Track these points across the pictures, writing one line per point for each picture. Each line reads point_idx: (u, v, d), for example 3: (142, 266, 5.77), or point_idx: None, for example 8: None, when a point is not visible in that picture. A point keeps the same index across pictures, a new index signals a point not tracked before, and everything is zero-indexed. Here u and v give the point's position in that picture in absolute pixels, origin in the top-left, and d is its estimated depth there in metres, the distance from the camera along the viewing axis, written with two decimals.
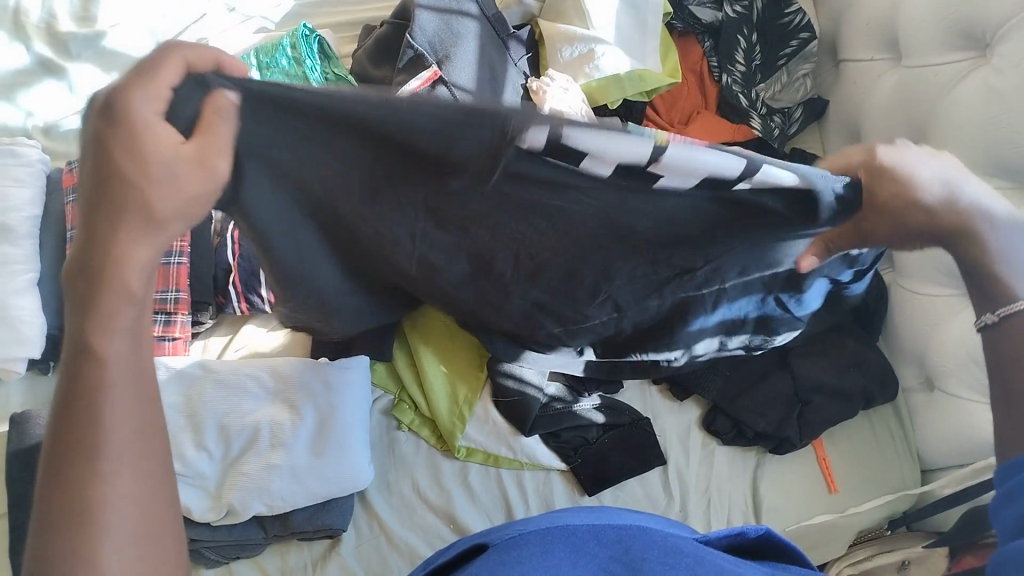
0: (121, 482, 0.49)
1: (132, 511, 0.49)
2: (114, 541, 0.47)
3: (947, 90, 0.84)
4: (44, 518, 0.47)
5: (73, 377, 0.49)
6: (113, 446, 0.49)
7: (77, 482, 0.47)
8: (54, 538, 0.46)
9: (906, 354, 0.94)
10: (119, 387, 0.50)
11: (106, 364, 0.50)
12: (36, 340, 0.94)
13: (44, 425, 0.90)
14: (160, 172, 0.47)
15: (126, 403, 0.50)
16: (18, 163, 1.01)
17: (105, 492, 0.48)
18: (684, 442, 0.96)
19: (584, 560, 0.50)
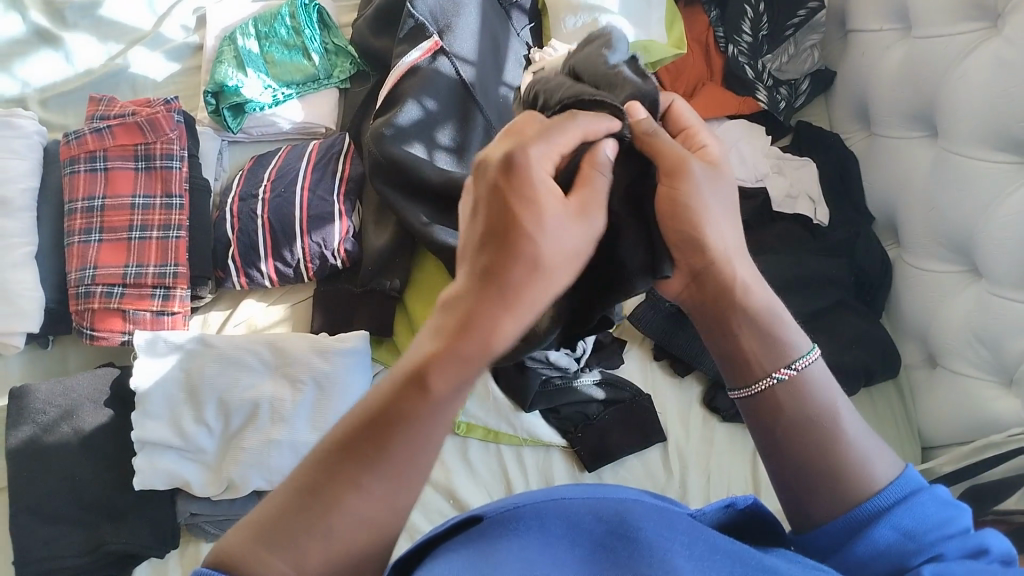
0: (360, 503, 0.43)
1: (368, 510, 0.43)
2: (345, 538, 0.42)
3: (956, 62, 0.82)
4: (281, 522, 0.43)
5: (388, 406, 0.43)
6: (367, 471, 0.43)
7: (330, 492, 0.43)
8: (294, 529, 0.42)
9: (910, 332, 0.94)
10: (435, 416, 0.43)
11: (431, 399, 0.42)
12: (34, 313, 0.93)
13: (42, 399, 0.90)
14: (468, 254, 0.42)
15: (428, 431, 0.43)
16: (14, 134, 0.99)
17: (351, 501, 0.43)
18: (685, 419, 0.96)
19: (580, 539, 0.49)
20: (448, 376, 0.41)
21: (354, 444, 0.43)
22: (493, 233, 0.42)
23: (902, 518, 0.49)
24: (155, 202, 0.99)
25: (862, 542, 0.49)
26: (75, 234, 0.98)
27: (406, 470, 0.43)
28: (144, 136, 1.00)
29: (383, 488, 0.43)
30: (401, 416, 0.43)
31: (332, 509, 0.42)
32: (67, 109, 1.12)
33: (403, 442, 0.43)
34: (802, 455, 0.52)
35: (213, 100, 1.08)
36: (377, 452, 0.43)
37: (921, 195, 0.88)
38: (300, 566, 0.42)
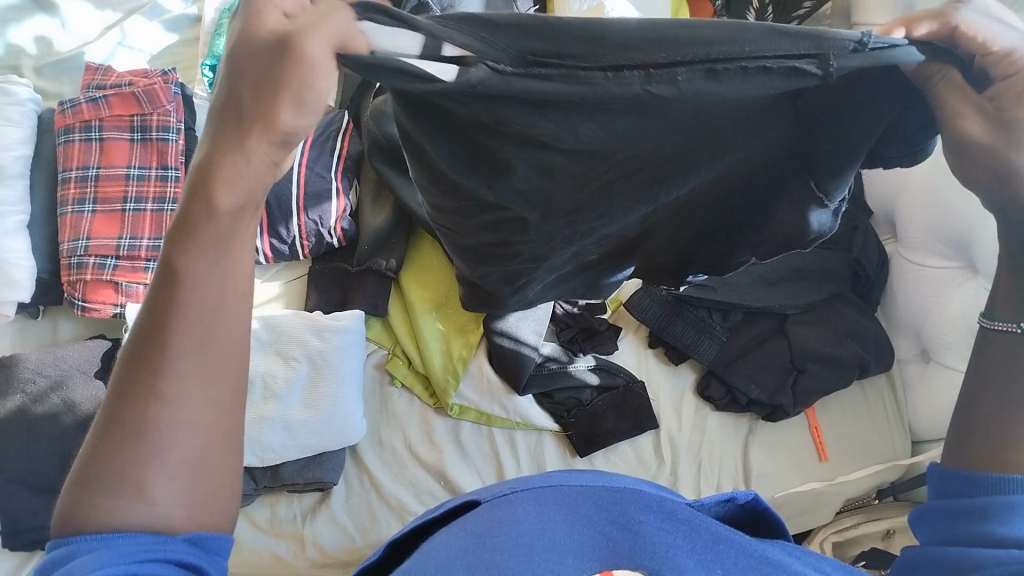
0: (181, 410, 0.41)
1: (192, 438, 0.42)
2: (167, 470, 0.41)
3: None
4: (98, 457, 0.41)
5: (155, 299, 0.42)
6: (167, 389, 0.41)
7: (138, 406, 0.41)
8: (109, 460, 0.40)
9: (903, 325, 0.94)
10: (198, 300, 0.41)
11: (182, 283, 0.41)
12: (26, 283, 0.92)
13: (32, 369, 0.90)
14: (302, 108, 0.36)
15: (209, 310, 0.42)
16: (9, 102, 0.98)
17: (163, 413, 0.41)
18: (678, 407, 0.96)
19: (580, 522, 0.49)
20: (195, 256, 0.41)
21: (144, 351, 0.41)
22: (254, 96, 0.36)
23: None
24: (150, 173, 0.98)
25: (997, 494, 0.47)
26: (68, 203, 0.97)
27: (204, 345, 0.42)
28: (141, 106, 0.98)
29: (186, 385, 0.41)
30: (171, 306, 0.41)
31: (148, 430, 0.41)
32: (63, 77, 1.11)
33: (187, 335, 0.41)
34: (992, 403, 0.51)
35: (212, 72, 1.07)
36: (159, 355, 0.41)
37: (921, 189, 0.88)
38: (145, 495, 0.40)
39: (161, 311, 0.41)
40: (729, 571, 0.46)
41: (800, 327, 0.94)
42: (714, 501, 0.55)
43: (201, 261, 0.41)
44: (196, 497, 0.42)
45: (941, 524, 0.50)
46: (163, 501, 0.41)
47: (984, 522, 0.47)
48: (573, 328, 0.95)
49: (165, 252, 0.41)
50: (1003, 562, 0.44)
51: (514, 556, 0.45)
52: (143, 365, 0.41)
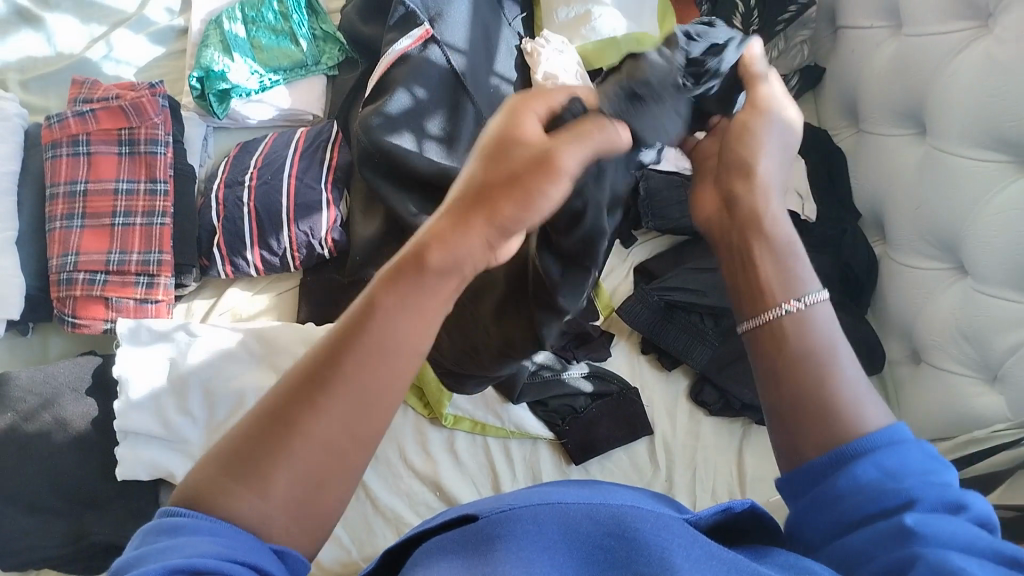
0: (331, 426, 0.42)
1: (319, 455, 0.41)
2: (292, 478, 0.41)
3: (946, 61, 0.81)
4: (237, 450, 0.41)
5: (351, 322, 0.44)
6: (329, 404, 0.42)
7: (296, 411, 0.42)
8: (248, 455, 0.41)
9: (895, 327, 0.94)
10: (383, 332, 0.43)
11: (378, 312, 0.44)
12: (15, 300, 0.92)
13: (23, 387, 0.89)
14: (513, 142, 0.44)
15: (392, 347, 0.44)
16: None
17: (310, 426, 0.41)
18: (672, 413, 0.96)
19: (576, 539, 0.49)
20: (401, 296, 0.44)
21: (322, 361, 0.43)
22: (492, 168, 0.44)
23: (886, 458, 0.44)
24: (138, 187, 0.97)
25: (843, 476, 0.44)
26: (57, 218, 0.97)
27: (372, 379, 0.43)
28: (129, 120, 0.98)
29: (344, 405, 0.42)
30: (360, 333, 0.43)
31: (293, 431, 0.41)
32: (49, 91, 1.11)
33: (361, 362, 0.43)
34: (824, 391, 0.47)
35: (199, 84, 1.07)
36: (333, 369, 0.42)
37: (912, 192, 0.88)
38: (266, 487, 0.40)
39: (346, 336, 0.43)
40: None
41: None
42: (713, 517, 0.55)
43: (405, 313, 0.44)
44: (298, 513, 0.41)
45: (804, 521, 0.46)
46: (276, 500, 0.41)
47: (838, 501, 0.44)
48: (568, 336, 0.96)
49: (373, 289, 0.45)
50: (874, 535, 0.41)
51: (515, 567, 0.45)
52: (312, 380, 0.42)
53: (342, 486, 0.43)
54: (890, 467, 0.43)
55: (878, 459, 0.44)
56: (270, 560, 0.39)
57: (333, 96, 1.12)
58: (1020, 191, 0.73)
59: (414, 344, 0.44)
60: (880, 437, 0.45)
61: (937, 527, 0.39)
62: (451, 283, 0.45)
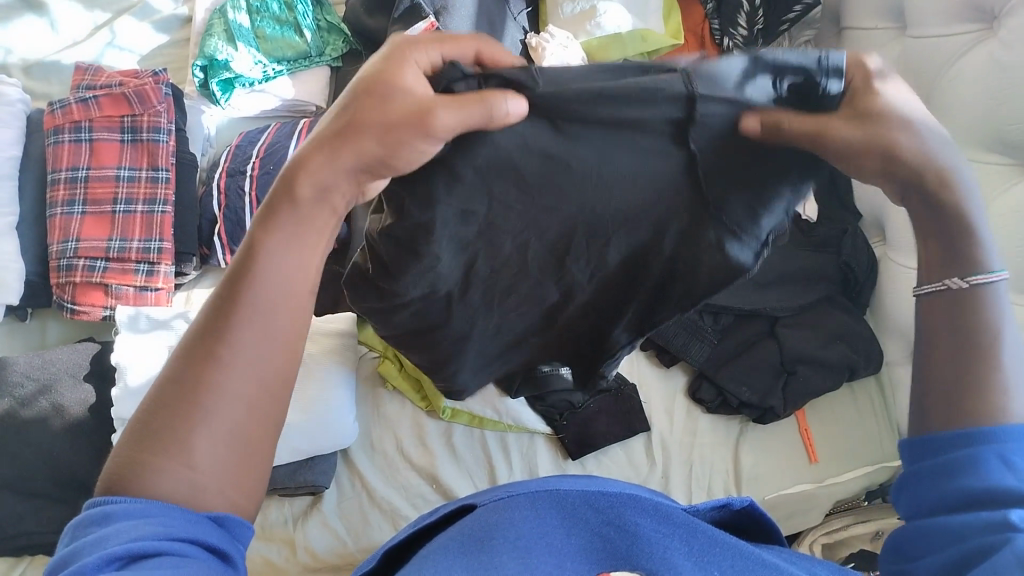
0: (236, 379, 0.42)
1: (238, 411, 0.42)
2: (213, 439, 0.41)
3: (950, 64, 0.81)
4: (146, 425, 0.41)
5: (231, 274, 0.44)
6: (231, 359, 0.42)
7: (197, 372, 0.41)
8: (161, 426, 0.41)
9: (893, 328, 0.94)
10: (266, 271, 0.43)
11: (258, 255, 0.44)
12: (15, 285, 0.92)
13: (21, 372, 0.89)
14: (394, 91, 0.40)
15: (279, 287, 0.44)
16: None
17: (219, 380, 0.41)
18: (669, 410, 0.96)
19: (577, 527, 0.49)
20: (278, 232, 0.44)
21: (211, 322, 0.43)
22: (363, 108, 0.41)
23: (1016, 453, 0.43)
24: (140, 174, 0.97)
25: (969, 454, 0.44)
26: (58, 205, 0.96)
27: (266, 324, 0.43)
28: (132, 108, 0.98)
29: (246, 358, 0.42)
30: (245, 278, 0.43)
31: (202, 394, 0.41)
32: (52, 77, 1.10)
33: (250, 313, 0.43)
34: (967, 378, 0.46)
35: (202, 73, 1.06)
36: (227, 324, 0.42)
37: None
38: (187, 457, 0.40)
39: (228, 298, 0.43)
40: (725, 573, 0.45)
41: (791, 328, 0.94)
42: (711, 509, 0.55)
43: (288, 260, 0.44)
44: (230, 470, 0.42)
45: (916, 481, 0.47)
46: (202, 466, 0.40)
47: (955, 478, 0.44)
48: None
49: (252, 234, 0.44)
50: (978, 529, 0.42)
51: (511, 556, 0.44)
52: (208, 341, 0.42)
53: (264, 433, 0.43)
54: (1017, 459, 0.43)
55: (1008, 451, 0.44)
56: (204, 528, 0.39)
57: (336, 87, 1.12)
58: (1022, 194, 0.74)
59: (300, 279, 0.45)
60: (1016, 427, 0.44)
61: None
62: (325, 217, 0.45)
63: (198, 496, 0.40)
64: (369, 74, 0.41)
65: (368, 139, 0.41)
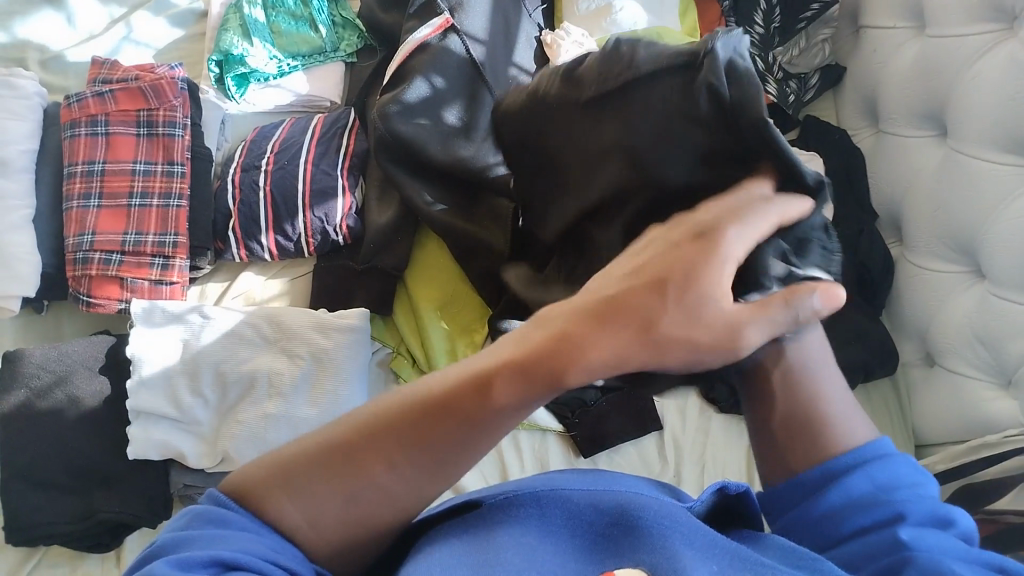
0: (392, 479, 0.45)
1: (389, 504, 0.45)
2: (342, 514, 0.45)
3: (969, 64, 0.81)
4: (303, 470, 0.44)
5: (450, 391, 0.44)
6: (401, 460, 0.44)
7: (371, 455, 0.44)
8: (318, 480, 0.44)
9: (908, 329, 0.93)
10: (486, 421, 0.44)
11: (486, 397, 0.43)
12: (32, 278, 0.92)
13: (37, 364, 0.90)
14: (708, 298, 0.40)
15: (484, 438, 0.44)
16: (15, 95, 0.98)
17: (380, 477, 0.44)
18: (682, 408, 0.96)
19: (578, 528, 0.48)
20: (510, 386, 0.43)
21: (411, 416, 0.44)
22: (630, 303, 0.41)
23: (878, 471, 0.46)
24: (156, 169, 0.98)
25: (833, 488, 0.46)
26: (74, 198, 0.97)
27: (442, 454, 0.44)
28: (148, 102, 0.98)
29: (414, 471, 0.45)
30: (466, 414, 0.44)
31: (360, 474, 0.44)
32: (69, 70, 1.10)
33: (445, 439, 0.44)
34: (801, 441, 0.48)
35: (218, 67, 1.07)
36: (420, 436, 0.44)
37: (930, 194, 0.88)
38: (316, 514, 0.44)
39: (438, 407, 0.44)
40: (726, 574, 0.44)
41: None
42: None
43: (505, 418, 0.44)
44: (343, 544, 0.45)
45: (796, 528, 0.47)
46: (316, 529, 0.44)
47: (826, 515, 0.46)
48: None
49: (497, 365, 0.43)
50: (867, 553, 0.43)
51: (516, 553, 0.45)
52: (408, 440, 0.44)
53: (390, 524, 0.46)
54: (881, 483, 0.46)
55: (869, 473, 0.46)
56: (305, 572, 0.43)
57: (351, 83, 1.12)
58: None
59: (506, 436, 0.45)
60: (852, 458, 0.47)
61: (932, 543, 0.42)
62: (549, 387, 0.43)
63: (303, 545, 0.44)
64: (666, 266, 0.41)
65: (630, 322, 0.41)
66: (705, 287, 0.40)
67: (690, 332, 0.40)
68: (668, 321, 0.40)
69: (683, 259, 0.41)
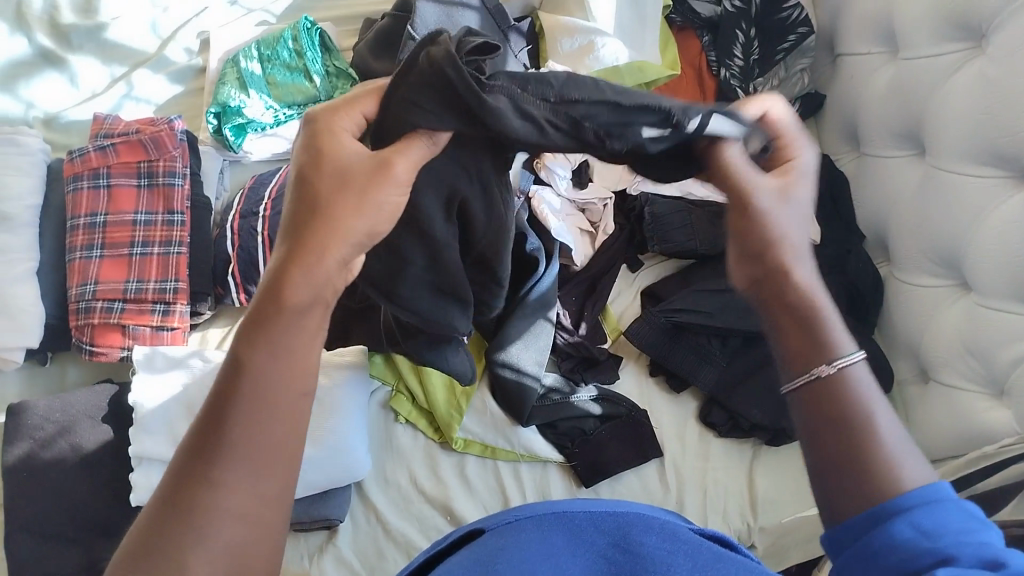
0: (232, 490, 0.47)
1: (236, 522, 0.47)
2: (204, 552, 0.46)
3: (942, 81, 0.82)
4: (153, 528, 0.46)
5: (222, 389, 0.50)
6: (223, 472, 0.47)
7: (195, 482, 0.47)
8: (163, 534, 0.46)
9: (902, 346, 0.94)
10: (263, 371, 0.50)
11: (263, 347, 0.50)
12: (34, 328, 0.94)
13: (41, 415, 0.91)
14: (340, 157, 0.52)
15: (273, 381, 0.50)
16: (19, 152, 1.00)
17: (215, 495, 0.47)
18: (681, 434, 0.96)
19: (581, 547, 0.50)
20: (263, 347, 0.50)
21: (208, 426, 0.49)
22: (320, 188, 0.52)
23: (921, 518, 0.47)
24: (156, 218, 1.00)
25: (880, 533, 0.47)
26: (77, 249, 0.99)
27: (258, 427, 0.49)
28: (148, 153, 1.01)
29: (238, 473, 0.48)
30: (237, 395, 0.49)
31: (195, 509, 0.46)
32: (72, 129, 1.14)
33: (244, 425, 0.48)
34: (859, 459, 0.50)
35: (216, 119, 1.10)
36: (220, 436, 0.48)
37: (914, 211, 0.89)
38: (181, 571, 0.45)
39: (225, 397, 0.49)
40: None
41: None
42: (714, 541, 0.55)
43: (274, 371, 0.50)
44: None
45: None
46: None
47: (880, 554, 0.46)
48: (575, 356, 0.98)
49: (238, 348, 0.51)
50: None
51: (511, 575, 0.46)
52: (206, 454, 0.48)
53: (263, 551, 0.48)
54: (928, 527, 0.46)
55: (918, 520, 0.46)
56: None
57: None
58: (1019, 205, 0.74)
59: (296, 383, 0.51)
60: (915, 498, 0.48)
61: None
62: (317, 311, 0.52)
63: None
64: (305, 165, 0.53)
65: (315, 231, 0.51)
66: (379, 164, 0.51)
67: (362, 191, 0.51)
68: (360, 179, 0.51)
69: (310, 161, 0.53)
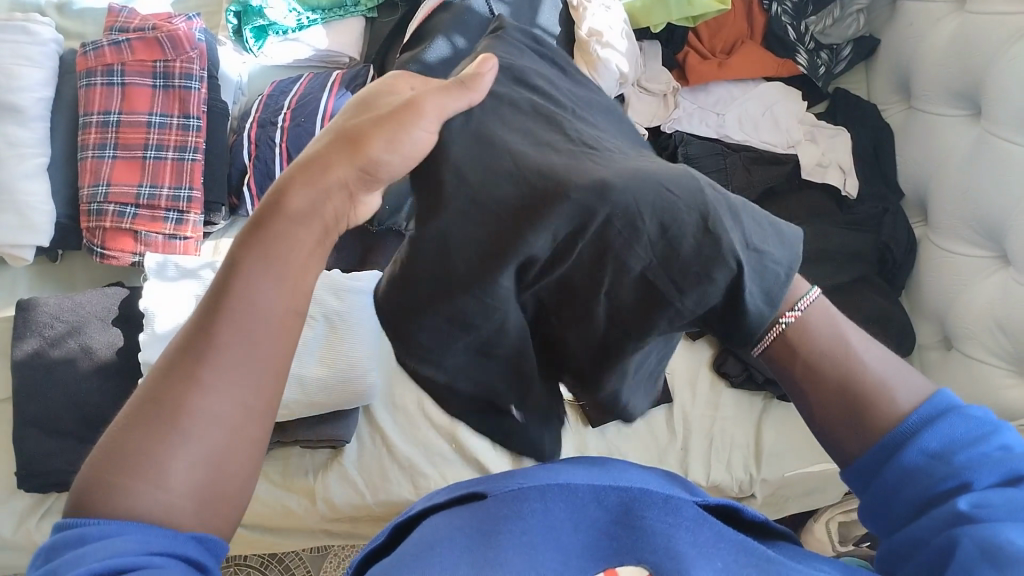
0: (215, 403, 0.35)
1: (218, 437, 0.35)
2: (187, 463, 0.34)
3: (1007, 43, 0.78)
4: (122, 427, 0.35)
5: (218, 286, 0.37)
6: (208, 375, 0.35)
7: (175, 380, 0.35)
8: (132, 434, 0.34)
9: (927, 312, 0.92)
10: (256, 278, 0.37)
11: (266, 242, 0.37)
12: (45, 227, 0.92)
13: (50, 313, 0.90)
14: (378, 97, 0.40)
15: (269, 301, 0.37)
16: (32, 41, 0.96)
17: (199, 402, 0.35)
18: (692, 382, 0.95)
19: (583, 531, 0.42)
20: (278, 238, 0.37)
21: (200, 320, 0.37)
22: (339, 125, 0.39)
23: (930, 439, 0.39)
24: (171, 121, 0.96)
25: (891, 468, 0.40)
26: (89, 147, 0.96)
27: (249, 339, 0.36)
28: (164, 52, 0.97)
29: (225, 380, 0.36)
30: (230, 297, 0.37)
31: (175, 412, 0.35)
32: (85, 16, 1.09)
33: (230, 333, 0.36)
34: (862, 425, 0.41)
35: (236, 19, 1.05)
36: (209, 337, 0.36)
37: (960, 176, 0.85)
38: (162, 477, 0.34)
39: (216, 300, 0.37)
40: None
41: None
42: (721, 507, 0.45)
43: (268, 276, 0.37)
44: (204, 504, 0.35)
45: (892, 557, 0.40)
46: (179, 489, 0.34)
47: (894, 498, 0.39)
48: None
49: (239, 242, 0.38)
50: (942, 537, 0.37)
51: (517, 550, 0.39)
52: (194, 359, 0.36)
53: (249, 483, 0.37)
54: (936, 447, 0.39)
55: (925, 443, 0.39)
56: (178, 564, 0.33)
57: (371, 39, 1.10)
58: None
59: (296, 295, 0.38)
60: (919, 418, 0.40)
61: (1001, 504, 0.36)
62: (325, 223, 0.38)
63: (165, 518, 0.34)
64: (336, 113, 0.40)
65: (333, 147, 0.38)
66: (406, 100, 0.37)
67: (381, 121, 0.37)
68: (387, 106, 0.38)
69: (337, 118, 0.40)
